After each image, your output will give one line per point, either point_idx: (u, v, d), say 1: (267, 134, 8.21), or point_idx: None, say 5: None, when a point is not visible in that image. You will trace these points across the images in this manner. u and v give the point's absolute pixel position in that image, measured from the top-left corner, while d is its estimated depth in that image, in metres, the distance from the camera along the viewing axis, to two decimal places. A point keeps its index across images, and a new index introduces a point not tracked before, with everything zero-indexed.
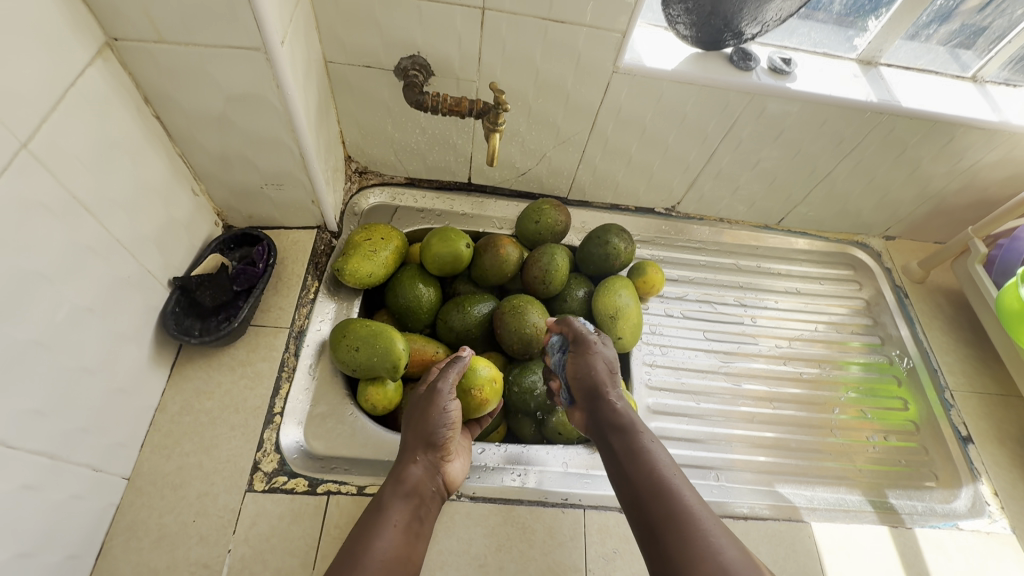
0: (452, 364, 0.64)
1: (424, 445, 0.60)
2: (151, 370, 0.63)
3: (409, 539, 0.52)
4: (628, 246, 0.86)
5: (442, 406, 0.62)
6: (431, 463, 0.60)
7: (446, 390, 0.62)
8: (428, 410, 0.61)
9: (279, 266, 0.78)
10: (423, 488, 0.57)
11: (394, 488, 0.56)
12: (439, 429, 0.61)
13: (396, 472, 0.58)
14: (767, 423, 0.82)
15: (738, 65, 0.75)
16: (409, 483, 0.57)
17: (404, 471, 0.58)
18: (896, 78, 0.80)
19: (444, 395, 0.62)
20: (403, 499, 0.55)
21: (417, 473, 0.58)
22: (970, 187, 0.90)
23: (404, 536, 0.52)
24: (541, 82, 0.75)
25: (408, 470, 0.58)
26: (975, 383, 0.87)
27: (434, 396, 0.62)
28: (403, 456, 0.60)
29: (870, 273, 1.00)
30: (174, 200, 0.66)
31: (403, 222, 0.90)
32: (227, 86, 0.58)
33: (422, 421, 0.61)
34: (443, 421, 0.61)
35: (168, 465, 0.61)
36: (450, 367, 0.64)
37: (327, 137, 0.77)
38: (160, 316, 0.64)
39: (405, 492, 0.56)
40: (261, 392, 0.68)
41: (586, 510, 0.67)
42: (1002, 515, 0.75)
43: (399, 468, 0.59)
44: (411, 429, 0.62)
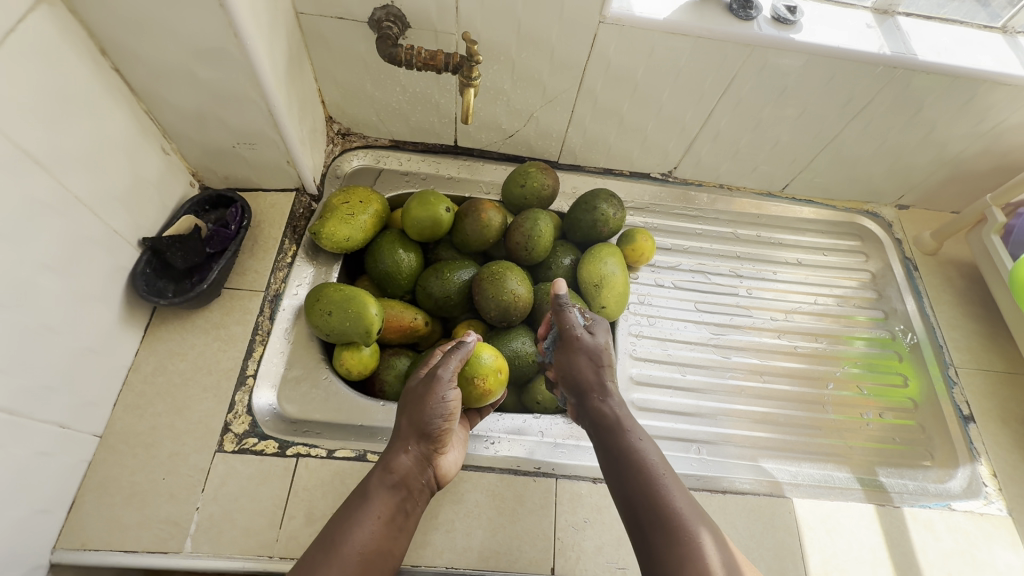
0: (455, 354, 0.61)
1: (418, 434, 0.57)
2: (122, 331, 0.63)
3: (391, 532, 0.52)
4: (617, 213, 0.82)
5: (442, 395, 0.58)
6: (422, 454, 0.57)
7: (447, 381, 0.59)
8: (425, 397, 0.58)
9: (256, 230, 0.77)
10: (412, 480, 0.56)
11: (382, 477, 0.54)
12: (435, 420, 0.58)
13: (386, 459, 0.56)
14: (756, 397, 0.80)
15: (737, 14, 0.69)
16: (397, 474, 0.55)
17: (394, 459, 0.56)
18: (915, 29, 0.73)
19: (444, 384, 0.59)
20: (389, 490, 0.54)
21: (407, 464, 0.56)
22: (992, 152, 0.83)
23: (386, 528, 0.51)
24: (524, 35, 0.70)
25: (398, 459, 0.56)
26: (981, 360, 0.83)
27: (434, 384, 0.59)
28: (395, 442, 0.58)
29: (879, 244, 0.95)
30: (141, 159, 0.64)
31: (387, 186, 0.88)
32: (183, 36, 0.56)
33: (418, 409, 0.58)
34: (439, 411, 0.58)
35: (140, 425, 0.62)
36: (453, 355, 0.60)
37: (302, 94, 0.74)
38: (129, 277, 0.63)
39: (393, 483, 0.54)
40: (234, 354, 0.68)
41: (558, 479, 0.66)
42: (999, 497, 0.72)
43: (389, 454, 0.57)
44: (405, 414, 0.59)
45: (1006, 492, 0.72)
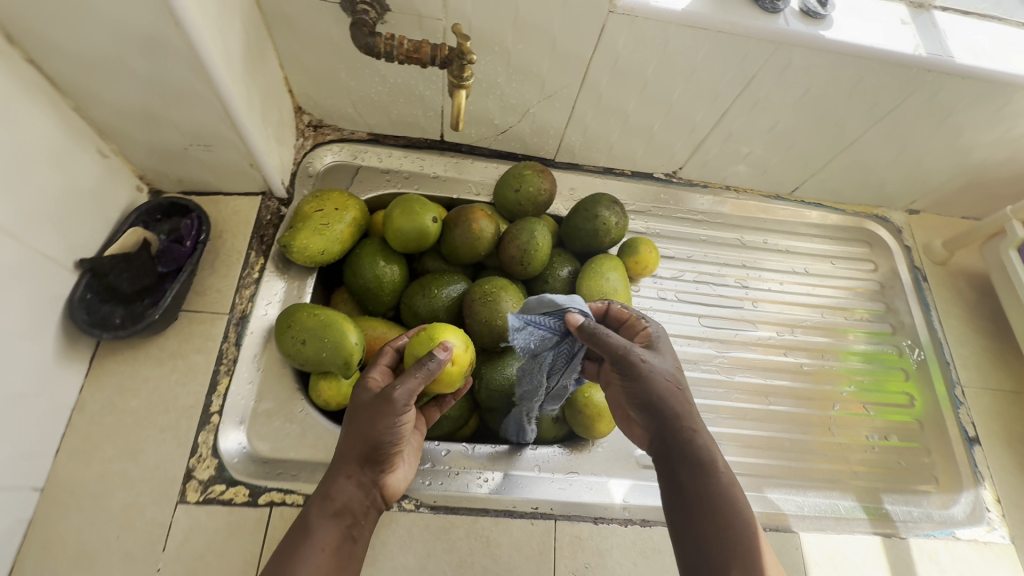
0: (418, 369, 0.50)
1: (363, 456, 0.50)
2: (61, 367, 0.55)
3: (338, 563, 0.47)
4: (619, 221, 0.76)
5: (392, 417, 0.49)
6: (368, 476, 0.51)
7: (405, 402, 0.49)
8: (371, 417, 0.49)
9: (217, 241, 0.68)
10: (356, 505, 0.50)
11: (322, 507, 0.48)
12: (382, 442, 0.50)
13: (327, 485, 0.49)
14: (760, 420, 0.76)
15: (764, 5, 0.61)
16: (340, 501, 0.49)
17: (337, 485, 0.49)
18: (953, 26, 0.66)
19: (399, 407, 0.49)
20: (331, 521, 0.48)
21: (351, 490, 0.49)
22: (1015, 160, 0.78)
23: (333, 561, 0.47)
24: (522, 22, 0.61)
25: (341, 485, 0.49)
26: (988, 379, 0.81)
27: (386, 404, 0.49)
28: (336, 463, 0.50)
29: (888, 251, 0.90)
30: (73, 166, 0.55)
31: (365, 186, 0.78)
32: (111, 22, 0.46)
33: (361, 428, 0.50)
34: (387, 432, 0.49)
35: (88, 474, 0.55)
36: (415, 370, 0.50)
37: (265, 86, 0.64)
38: (66, 305, 0.55)
39: (334, 512, 0.48)
40: (195, 389, 0.60)
41: (557, 521, 0.62)
42: (1002, 524, 0.70)
43: (332, 478, 0.50)
44: (352, 434, 0.50)
45: (1009, 518, 0.71)
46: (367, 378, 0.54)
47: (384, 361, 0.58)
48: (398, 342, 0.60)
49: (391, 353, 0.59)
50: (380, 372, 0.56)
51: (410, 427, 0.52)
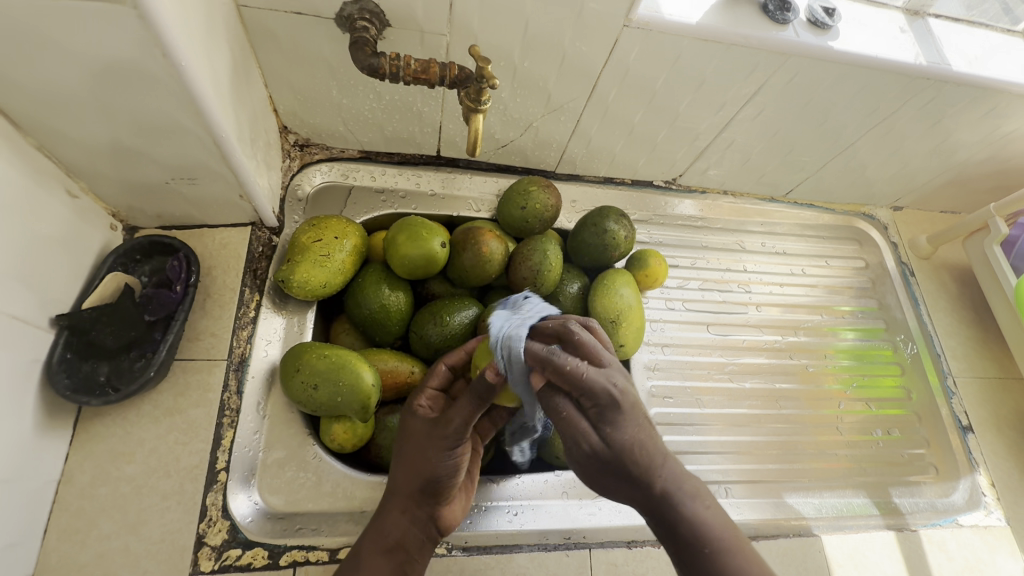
0: (468, 396, 0.47)
1: (416, 491, 0.50)
2: (42, 439, 0.50)
3: None
4: (628, 234, 0.72)
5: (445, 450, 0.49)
6: (424, 510, 0.51)
7: (455, 433, 0.47)
8: (424, 449, 0.49)
9: (205, 280, 0.62)
10: (410, 540, 0.50)
11: (377, 541, 0.49)
12: (436, 475, 0.49)
13: (382, 518, 0.50)
14: (772, 425, 0.77)
15: (774, 16, 0.60)
16: (393, 536, 0.49)
17: (391, 519, 0.49)
18: (945, 33, 0.68)
19: (451, 437, 0.48)
20: (384, 556, 0.48)
21: (404, 524, 0.50)
22: (995, 158, 0.82)
23: None
24: (531, 36, 0.58)
25: (395, 519, 0.49)
26: (976, 367, 0.86)
27: (438, 436, 0.48)
28: (391, 496, 0.51)
29: (876, 248, 0.93)
30: (39, 215, 0.49)
31: (360, 208, 0.73)
32: (85, 54, 0.41)
33: (414, 460, 0.50)
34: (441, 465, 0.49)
35: (85, 554, 0.50)
36: (464, 400, 0.47)
37: (252, 110, 0.59)
38: (45, 370, 0.50)
39: (388, 547, 0.49)
40: (197, 447, 0.55)
41: (592, 550, 0.60)
42: (997, 507, 0.75)
43: (387, 513, 0.50)
44: (405, 467, 0.50)
45: (1003, 501, 0.75)
46: (416, 405, 0.52)
47: (434, 384, 0.53)
48: (451, 358, 0.54)
49: (444, 372, 0.54)
50: (430, 398, 0.53)
51: (464, 460, 0.51)
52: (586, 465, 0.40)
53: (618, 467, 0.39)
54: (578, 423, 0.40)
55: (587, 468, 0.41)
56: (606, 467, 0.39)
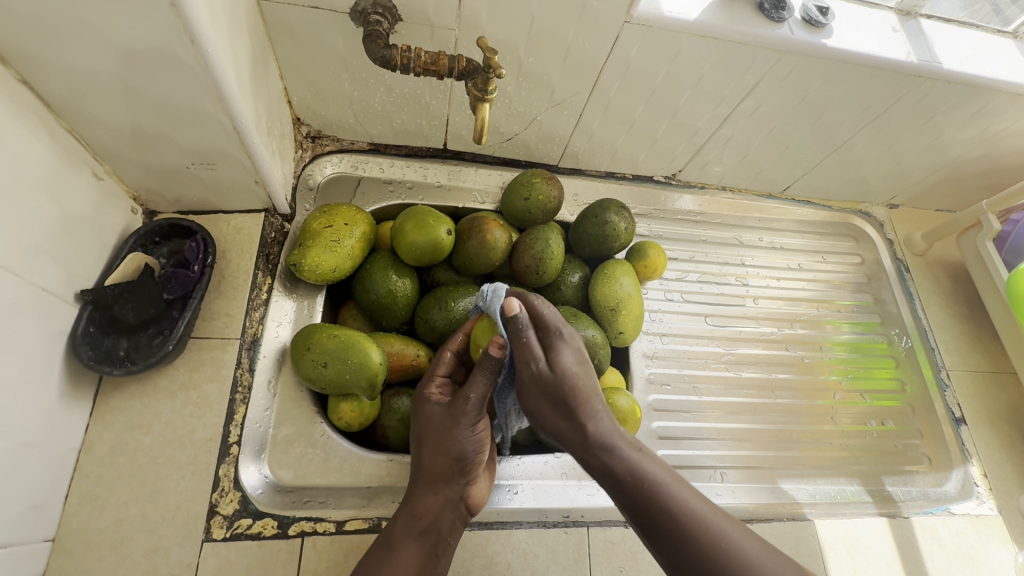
0: (481, 371, 0.49)
1: (443, 473, 0.51)
2: (65, 408, 0.52)
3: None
4: (628, 226, 0.74)
5: (467, 428, 0.51)
6: (453, 491, 0.52)
7: (471, 408, 0.50)
8: (447, 430, 0.51)
9: (220, 263, 0.65)
10: (442, 522, 0.51)
11: (409, 525, 0.50)
12: (462, 455, 0.51)
13: (412, 503, 0.51)
14: (767, 413, 0.79)
15: (769, 15, 0.63)
16: (425, 519, 0.50)
17: (422, 504, 0.50)
18: (937, 33, 0.70)
19: (470, 414, 0.50)
20: (417, 539, 0.49)
21: (435, 506, 0.51)
22: (988, 156, 0.84)
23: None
24: (535, 32, 0.61)
25: (425, 502, 0.51)
26: (970, 361, 0.87)
27: (459, 415, 0.50)
28: (418, 481, 0.52)
29: (872, 244, 0.95)
30: (67, 194, 0.52)
31: (369, 198, 0.75)
32: (119, 40, 0.44)
33: (438, 444, 0.51)
34: (466, 442, 0.51)
35: (104, 520, 0.52)
36: (478, 375, 0.50)
37: (269, 100, 0.61)
38: (69, 341, 0.52)
39: (421, 530, 0.50)
40: (211, 421, 0.57)
41: (590, 528, 0.62)
42: (990, 497, 0.76)
43: (417, 497, 0.51)
44: (428, 451, 0.51)
45: (995, 491, 0.77)
46: (426, 392, 0.53)
47: (442, 371, 0.55)
48: (455, 344, 0.56)
49: (450, 357, 0.55)
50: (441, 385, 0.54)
51: (484, 438, 0.53)
52: (529, 387, 0.49)
53: (561, 397, 0.48)
54: (533, 349, 0.49)
55: (532, 394, 0.49)
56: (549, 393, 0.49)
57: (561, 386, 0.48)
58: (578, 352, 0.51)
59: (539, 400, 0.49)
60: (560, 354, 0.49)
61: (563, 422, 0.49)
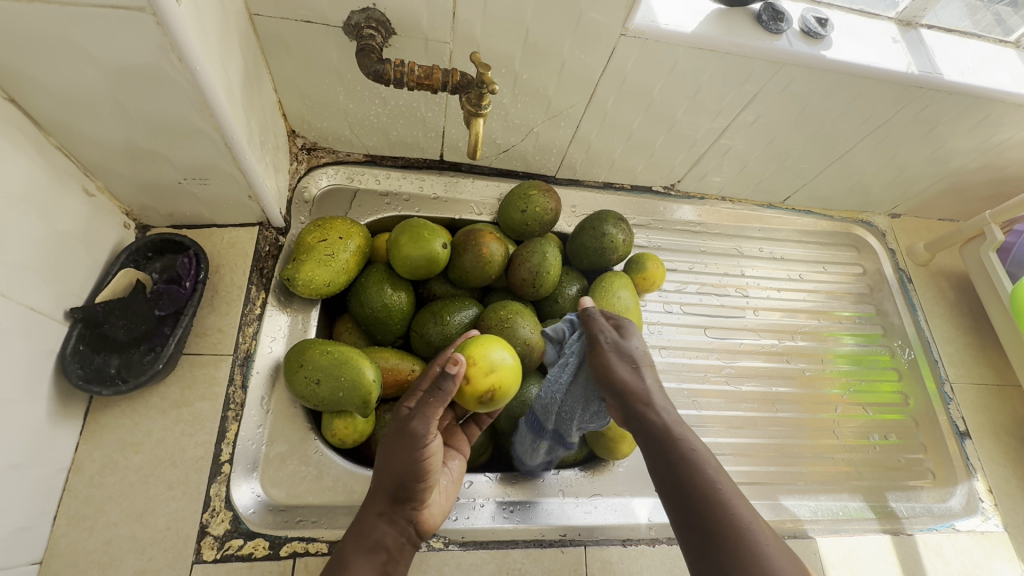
0: (437, 392, 0.48)
1: (394, 494, 0.48)
2: (53, 427, 0.52)
3: None
4: (626, 238, 0.73)
5: (423, 453, 0.48)
6: (401, 511, 0.49)
7: (426, 431, 0.47)
8: (401, 452, 0.48)
9: (213, 277, 0.64)
10: (390, 540, 0.48)
11: (356, 543, 0.47)
12: (415, 478, 0.48)
13: (360, 521, 0.48)
14: (767, 427, 0.78)
15: (768, 26, 0.62)
16: (373, 538, 0.47)
17: (370, 521, 0.48)
18: (938, 43, 0.69)
19: (421, 438, 0.47)
20: (365, 559, 0.46)
21: (382, 527, 0.48)
22: (990, 166, 0.83)
23: None
24: (531, 44, 0.60)
25: (373, 521, 0.48)
26: (973, 374, 0.86)
27: (410, 439, 0.47)
28: (367, 498, 0.49)
29: (874, 254, 0.95)
30: (56, 212, 0.51)
31: (364, 209, 0.75)
32: (107, 59, 0.44)
33: (393, 465, 0.48)
34: (422, 467, 0.48)
35: (92, 540, 0.52)
36: (431, 398, 0.47)
37: (262, 113, 0.61)
38: (58, 360, 0.52)
39: (369, 549, 0.47)
40: (203, 439, 0.57)
41: (587, 547, 0.61)
42: (995, 513, 0.75)
43: (366, 514, 0.48)
44: (380, 471, 0.49)
45: (1001, 507, 0.75)
46: (399, 406, 0.52)
47: None
48: (443, 362, 0.55)
49: (435, 373, 0.53)
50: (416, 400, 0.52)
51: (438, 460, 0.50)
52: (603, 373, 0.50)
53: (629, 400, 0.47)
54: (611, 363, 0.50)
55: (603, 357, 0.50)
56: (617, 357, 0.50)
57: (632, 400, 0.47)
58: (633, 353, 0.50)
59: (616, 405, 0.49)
60: (629, 339, 0.52)
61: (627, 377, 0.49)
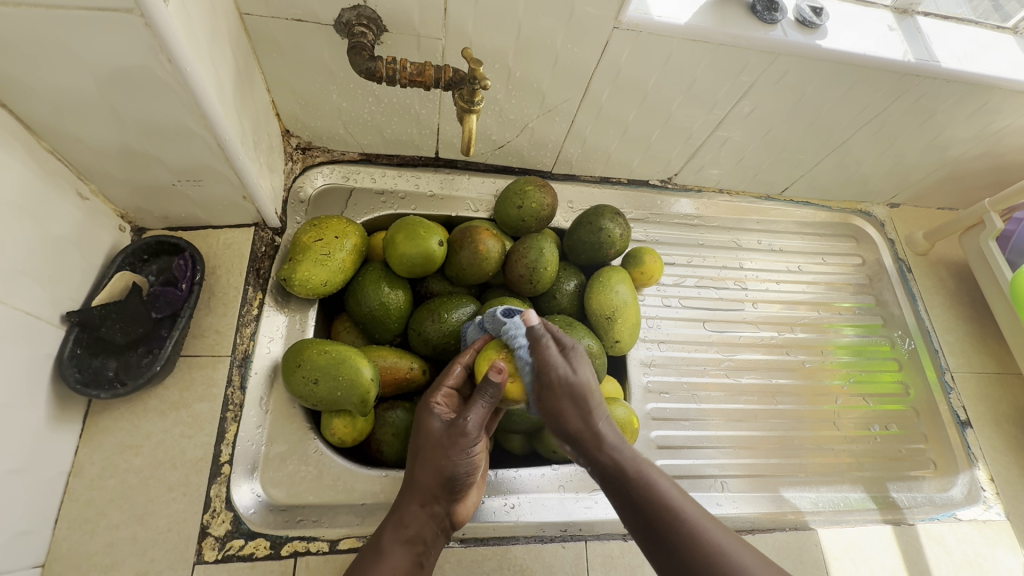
0: (483, 393, 0.49)
1: (437, 488, 0.49)
2: (51, 431, 0.52)
3: None
4: (623, 232, 0.72)
5: (467, 449, 0.49)
6: (442, 506, 0.50)
7: (474, 429, 0.49)
8: (448, 448, 0.49)
9: (210, 279, 0.64)
10: (428, 532, 0.49)
11: (395, 531, 0.48)
12: (457, 474, 0.49)
13: (401, 511, 0.49)
14: (767, 419, 0.78)
15: (762, 16, 0.62)
16: (412, 528, 0.48)
17: (411, 513, 0.49)
18: (935, 30, 0.69)
19: (469, 435, 0.49)
20: (403, 548, 0.47)
21: (423, 518, 0.49)
22: (989, 153, 0.83)
23: None
24: (523, 38, 0.60)
25: (413, 513, 0.49)
26: (973, 363, 0.86)
27: (458, 434, 0.49)
28: (407, 489, 0.50)
29: (873, 244, 0.94)
30: (50, 216, 0.51)
31: (360, 208, 0.75)
32: (97, 62, 0.43)
33: (435, 460, 0.49)
34: (466, 463, 0.50)
35: (94, 543, 0.52)
36: (478, 398, 0.50)
37: (255, 113, 0.61)
38: (56, 364, 0.52)
39: (407, 539, 0.48)
40: (202, 440, 0.57)
41: (588, 542, 0.61)
42: (997, 502, 0.75)
43: (406, 505, 0.49)
44: (422, 465, 0.49)
45: (1003, 496, 0.75)
46: (432, 404, 0.52)
47: (450, 382, 0.53)
48: (466, 359, 0.55)
49: (460, 371, 0.54)
50: (446, 398, 0.53)
51: (479, 460, 0.52)
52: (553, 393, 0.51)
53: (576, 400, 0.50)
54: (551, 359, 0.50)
55: (553, 394, 0.50)
56: (570, 393, 0.50)
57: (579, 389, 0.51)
58: (587, 386, 0.51)
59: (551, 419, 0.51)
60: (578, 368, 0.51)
61: (580, 424, 0.50)
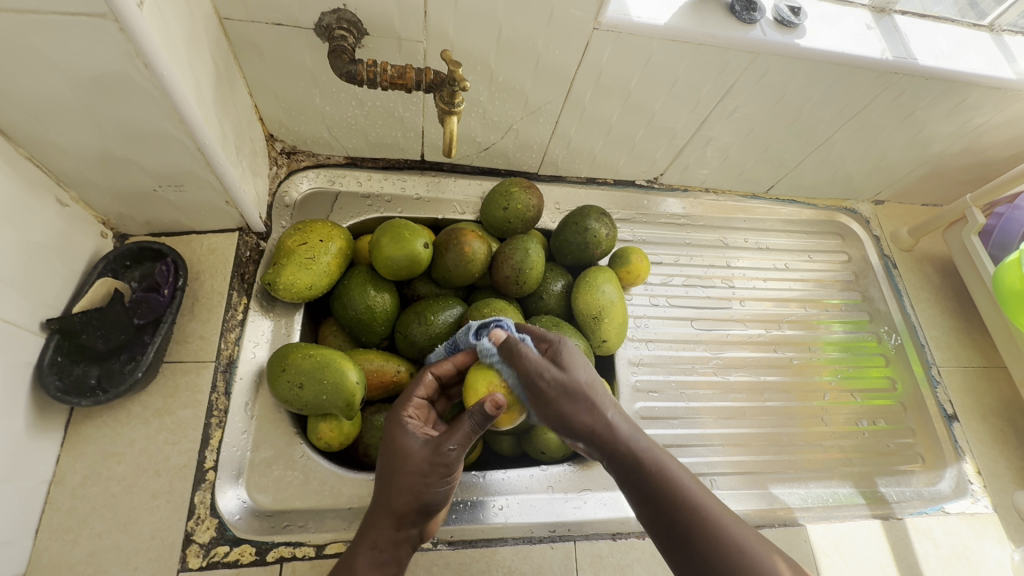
0: (468, 419, 0.48)
1: (413, 511, 0.49)
2: (31, 440, 0.51)
3: None
4: (609, 232, 0.73)
5: (446, 475, 0.49)
6: (415, 526, 0.51)
7: (457, 459, 0.48)
8: (427, 476, 0.48)
9: (194, 284, 0.64)
10: (399, 552, 0.50)
11: (371, 558, 0.48)
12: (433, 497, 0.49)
13: (376, 536, 0.48)
14: (756, 416, 0.78)
15: (741, 16, 0.62)
16: (386, 552, 0.49)
17: (385, 537, 0.48)
18: (912, 29, 0.70)
19: (452, 465, 0.48)
20: (377, 571, 0.48)
21: (396, 540, 0.49)
22: (970, 150, 0.84)
23: None
24: (504, 40, 0.60)
25: (389, 537, 0.49)
26: (959, 357, 0.87)
27: (440, 465, 0.48)
28: (382, 513, 0.48)
29: (859, 241, 0.95)
30: (29, 223, 0.51)
31: (346, 212, 0.74)
32: (73, 68, 0.43)
33: (412, 486, 0.48)
34: (442, 486, 0.49)
35: (75, 553, 0.51)
36: (464, 424, 0.48)
37: (236, 118, 0.61)
38: (36, 372, 0.51)
39: (381, 562, 0.48)
40: (186, 447, 0.56)
41: (577, 542, 0.61)
42: (984, 494, 0.75)
43: (381, 530, 0.48)
44: (400, 491, 0.48)
45: (990, 488, 0.76)
46: (407, 425, 0.50)
47: (420, 393, 0.54)
48: (437, 367, 0.55)
49: (429, 380, 0.55)
50: (417, 409, 0.53)
51: (454, 476, 0.52)
52: (546, 393, 0.48)
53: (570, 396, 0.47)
54: (532, 360, 0.49)
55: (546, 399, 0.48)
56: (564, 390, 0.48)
57: (575, 391, 0.48)
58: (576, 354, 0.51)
59: (555, 406, 0.48)
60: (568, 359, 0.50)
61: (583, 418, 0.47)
